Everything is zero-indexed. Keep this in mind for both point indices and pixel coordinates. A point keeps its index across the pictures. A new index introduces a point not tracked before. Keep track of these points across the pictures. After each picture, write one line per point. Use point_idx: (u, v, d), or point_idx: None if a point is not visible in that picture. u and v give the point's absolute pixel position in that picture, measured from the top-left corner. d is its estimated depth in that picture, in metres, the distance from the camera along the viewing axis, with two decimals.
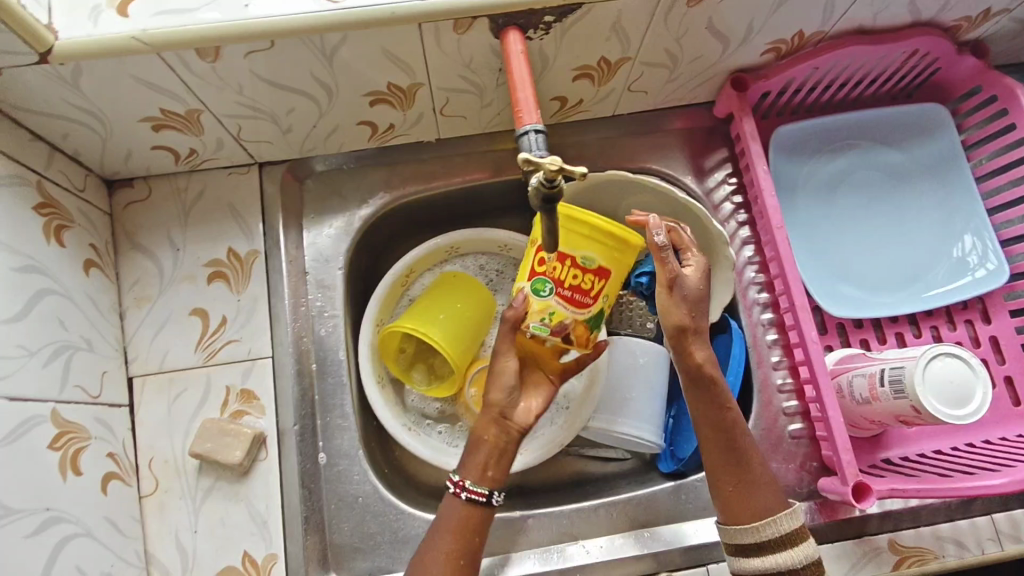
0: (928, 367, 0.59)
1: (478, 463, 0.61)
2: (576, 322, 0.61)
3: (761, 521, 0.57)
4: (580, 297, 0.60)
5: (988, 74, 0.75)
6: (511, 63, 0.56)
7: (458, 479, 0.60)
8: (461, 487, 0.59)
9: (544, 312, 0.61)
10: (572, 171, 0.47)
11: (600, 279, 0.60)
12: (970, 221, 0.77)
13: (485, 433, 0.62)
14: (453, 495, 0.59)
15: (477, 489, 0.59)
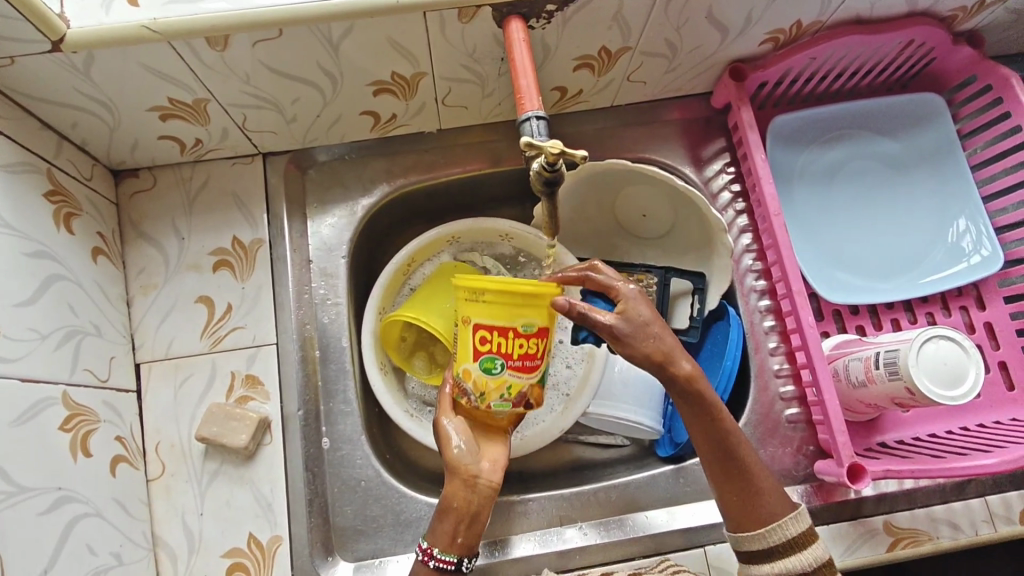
0: (922, 350, 0.60)
1: (447, 528, 0.60)
2: (532, 386, 0.58)
3: (769, 527, 0.58)
4: (530, 363, 0.56)
5: (984, 64, 0.75)
6: (513, 52, 0.57)
7: (426, 546, 0.59)
8: (429, 554, 0.58)
9: (502, 388, 0.57)
10: (573, 155, 0.48)
11: (544, 339, 0.57)
12: (964, 208, 0.78)
13: (454, 499, 0.61)
14: (420, 562, 0.58)
15: (446, 556, 0.58)
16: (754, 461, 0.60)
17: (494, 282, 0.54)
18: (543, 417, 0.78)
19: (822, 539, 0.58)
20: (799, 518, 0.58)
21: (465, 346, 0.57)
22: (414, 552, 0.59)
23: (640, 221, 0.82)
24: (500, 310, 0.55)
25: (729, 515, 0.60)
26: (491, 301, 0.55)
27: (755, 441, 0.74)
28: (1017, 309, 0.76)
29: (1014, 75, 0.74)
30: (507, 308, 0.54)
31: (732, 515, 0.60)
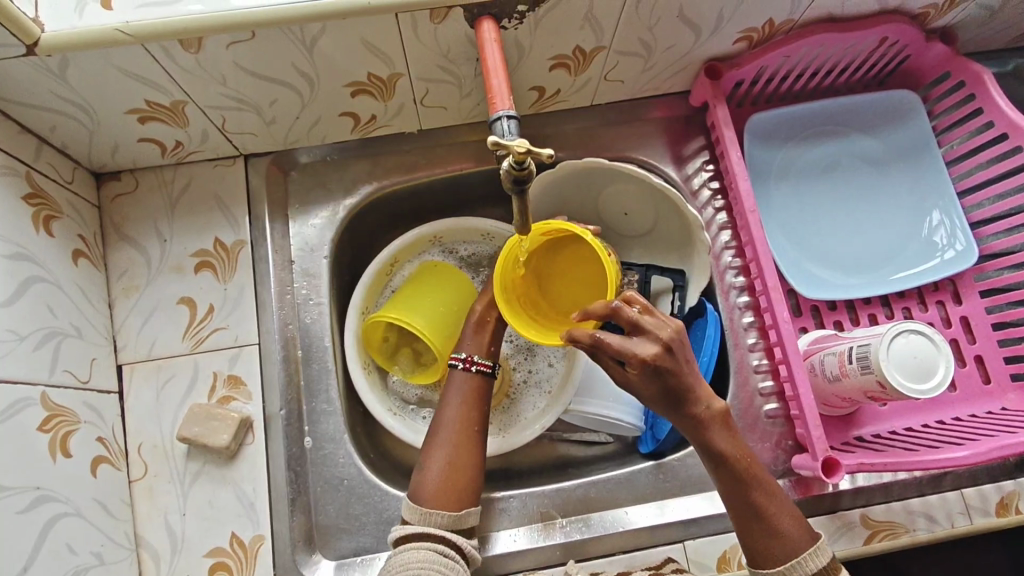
0: (893, 345, 0.61)
1: (481, 338, 0.70)
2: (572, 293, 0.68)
3: (790, 562, 0.56)
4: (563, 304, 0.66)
5: (957, 60, 0.76)
6: (484, 52, 0.58)
7: (466, 356, 0.69)
8: (470, 362, 0.68)
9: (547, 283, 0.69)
10: (540, 153, 0.48)
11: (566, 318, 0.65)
12: (939, 204, 0.79)
13: (487, 315, 0.72)
14: (463, 369, 0.68)
15: (484, 360, 0.69)
16: (774, 502, 0.58)
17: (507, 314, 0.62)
18: (527, 414, 0.79)
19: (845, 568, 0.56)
20: (819, 552, 0.56)
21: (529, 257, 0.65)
22: (454, 364, 0.68)
23: (621, 219, 0.83)
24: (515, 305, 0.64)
25: (751, 552, 0.58)
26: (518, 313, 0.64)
27: None
28: (992, 303, 0.77)
29: (985, 71, 0.75)
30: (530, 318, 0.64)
31: (757, 552, 0.58)
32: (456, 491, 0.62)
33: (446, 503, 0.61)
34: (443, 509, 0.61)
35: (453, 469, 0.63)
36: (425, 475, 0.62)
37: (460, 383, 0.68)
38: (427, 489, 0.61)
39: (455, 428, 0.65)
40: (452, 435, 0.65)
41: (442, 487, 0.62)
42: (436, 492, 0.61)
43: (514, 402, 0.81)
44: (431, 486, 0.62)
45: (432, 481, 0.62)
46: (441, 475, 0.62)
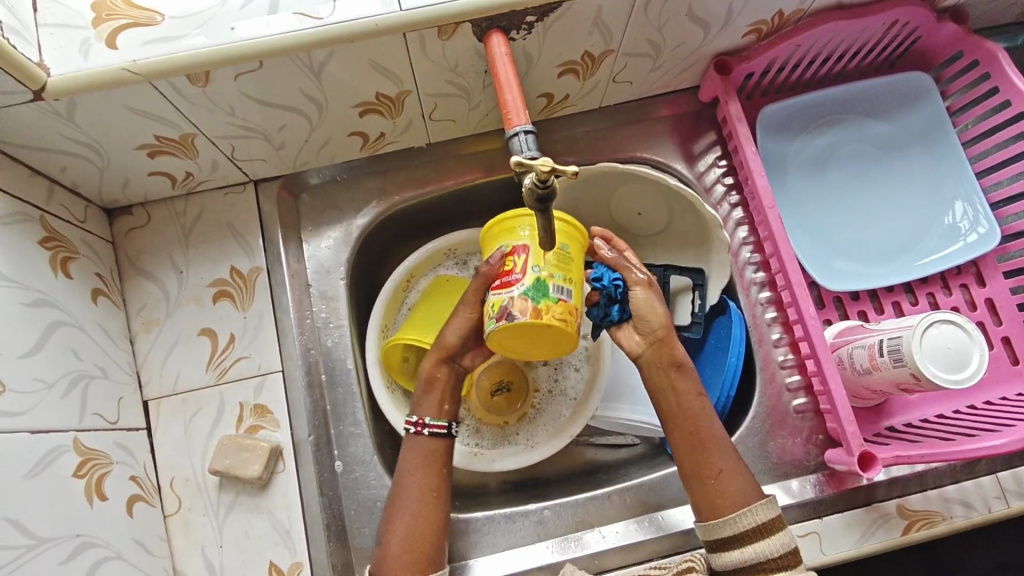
0: (925, 336, 0.61)
1: (434, 399, 0.67)
2: (515, 299, 0.56)
3: (738, 512, 0.59)
4: (507, 277, 0.58)
5: (969, 39, 0.75)
6: (495, 67, 0.57)
7: (416, 419, 0.66)
8: (421, 425, 0.65)
9: (489, 309, 0.59)
10: (564, 170, 0.48)
11: (523, 254, 0.58)
12: (959, 187, 0.78)
13: (436, 373, 0.67)
14: (415, 434, 0.65)
15: (437, 423, 0.66)
16: (725, 458, 0.62)
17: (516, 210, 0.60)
18: (553, 423, 0.79)
19: (790, 529, 0.58)
20: (767, 505, 0.59)
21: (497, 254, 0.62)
22: (407, 429, 0.65)
23: (636, 219, 0.83)
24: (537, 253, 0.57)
25: (694, 500, 0.62)
26: (499, 236, 0.61)
27: (764, 433, 0.74)
28: (1017, 284, 0.76)
29: (998, 49, 0.74)
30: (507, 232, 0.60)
31: (702, 493, 0.61)
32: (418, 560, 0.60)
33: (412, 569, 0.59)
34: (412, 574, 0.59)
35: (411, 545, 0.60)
36: (386, 544, 0.61)
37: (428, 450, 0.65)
38: (389, 561, 0.60)
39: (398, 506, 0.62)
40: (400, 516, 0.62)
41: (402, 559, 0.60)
42: (399, 560, 0.60)
43: (539, 412, 0.80)
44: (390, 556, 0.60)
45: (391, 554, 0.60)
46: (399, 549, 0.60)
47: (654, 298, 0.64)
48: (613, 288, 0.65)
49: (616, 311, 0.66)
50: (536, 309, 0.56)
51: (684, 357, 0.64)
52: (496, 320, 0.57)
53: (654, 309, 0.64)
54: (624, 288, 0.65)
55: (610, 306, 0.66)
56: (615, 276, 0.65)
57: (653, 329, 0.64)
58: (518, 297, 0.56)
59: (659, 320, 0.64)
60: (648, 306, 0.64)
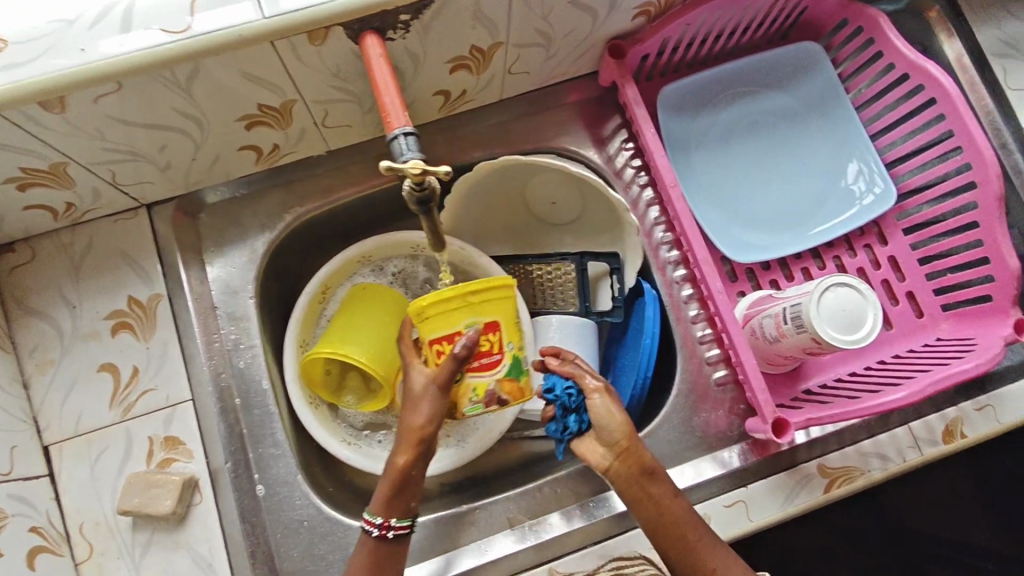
0: (822, 300, 0.62)
1: (403, 498, 0.61)
2: (500, 381, 0.59)
3: None
4: (486, 361, 0.58)
5: (852, 6, 0.77)
6: (371, 69, 0.56)
7: (382, 520, 0.61)
8: (386, 527, 0.61)
9: (470, 393, 0.59)
10: (436, 171, 0.48)
11: (492, 334, 0.58)
12: (854, 151, 0.80)
13: (412, 470, 0.61)
14: (379, 539, 0.60)
15: (402, 524, 0.61)
16: (716, 554, 0.60)
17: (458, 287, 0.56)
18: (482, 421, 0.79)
19: None
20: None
21: (435, 327, 0.57)
22: (369, 531, 0.60)
23: (551, 208, 0.83)
24: (509, 328, 0.59)
25: None
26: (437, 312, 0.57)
27: (688, 408, 0.75)
28: (917, 239, 0.79)
29: (881, 14, 0.75)
30: (451, 311, 0.57)
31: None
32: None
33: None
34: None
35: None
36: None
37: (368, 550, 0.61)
38: None
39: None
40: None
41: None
42: None
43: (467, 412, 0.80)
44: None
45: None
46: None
47: (613, 402, 0.63)
48: (568, 396, 0.65)
49: (574, 421, 0.65)
50: (520, 387, 0.60)
51: (655, 463, 0.62)
52: (481, 405, 0.59)
53: (618, 416, 0.62)
54: (578, 397, 0.65)
55: (567, 416, 0.66)
56: (568, 385, 0.66)
57: (614, 438, 0.62)
58: (504, 380, 0.59)
59: (621, 428, 0.62)
60: (607, 416, 0.62)
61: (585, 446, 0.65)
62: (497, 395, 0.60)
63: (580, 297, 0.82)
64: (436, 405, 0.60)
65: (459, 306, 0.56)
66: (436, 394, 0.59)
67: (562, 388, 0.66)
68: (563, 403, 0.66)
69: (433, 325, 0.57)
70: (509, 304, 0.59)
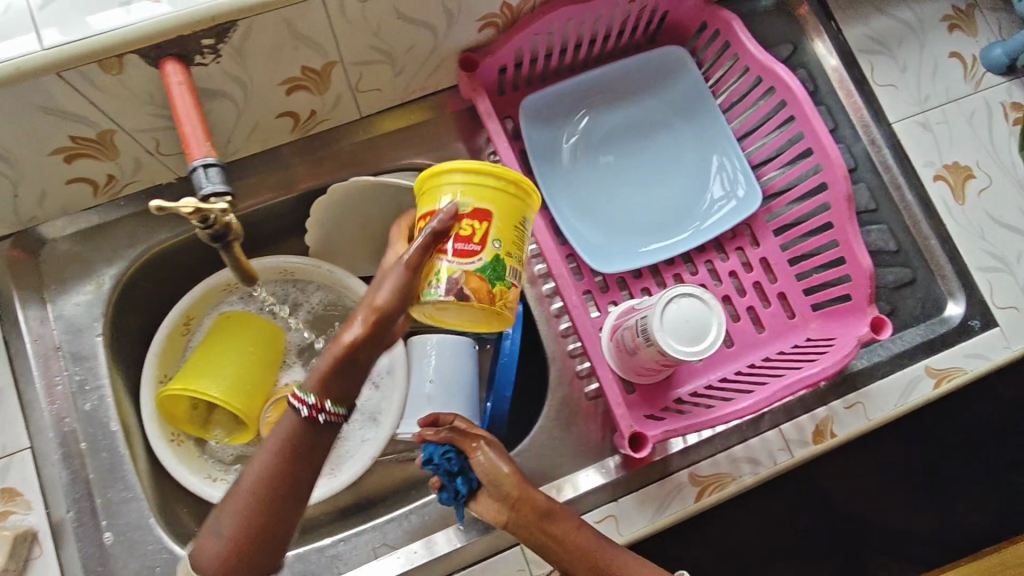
0: (666, 312, 0.61)
1: (346, 382, 0.52)
2: (468, 274, 0.51)
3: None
4: (461, 244, 0.51)
5: (708, 9, 0.76)
6: (173, 97, 0.53)
7: (316, 401, 0.51)
8: (317, 410, 0.51)
9: (431, 274, 0.51)
10: (210, 209, 0.46)
11: (477, 220, 0.51)
12: (722, 155, 0.80)
13: (358, 350, 0.51)
14: (307, 420, 0.51)
15: (335, 411, 0.52)
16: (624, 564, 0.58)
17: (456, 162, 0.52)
18: (355, 448, 0.78)
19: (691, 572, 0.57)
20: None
21: (423, 204, 0.54)
22: (296, 408, 0.51)
23: None
24: (501, 225, 0.52)
25: None
26: (428, 188, 0.54)
27: (562, 423, 0.75)
28: (785, 240, 0.79)
29: (734, 17, 0.75)
30: (435, 188, 0.53)
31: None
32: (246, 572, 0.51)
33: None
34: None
35: (252, 544, 0.51)
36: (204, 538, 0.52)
37: (289, 427, 0.51)
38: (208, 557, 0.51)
39: (241, 510, 0.50)
40: (245, 495, 0.51)
41: (221, 569, 0.51)
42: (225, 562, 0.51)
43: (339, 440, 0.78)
44: (210, 557, 0.51)
45: (210, 554, 0.51)
46: (218, 555, 0.51)
47: (495, 454, 0.62)
48: (446, 460, 0.64)
49: (461, 483, 0.64)
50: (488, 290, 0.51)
51: (550, 503, 0.60)
52: (438, 292, 0.51)
53: (504, 468, 0.61)
54: (457, 461, 0.64)
55: (454, 480, 0.65)
56: (445, 450, 0.64)
57: (504, 492, 0.61)
58: (471, 273, 0.51)
59: (508, 479, 0.61)
60: (492, 468, 0.61)
61: (481, 505, 0.63)
62: (460, 287, 0.51)
63: None
64: (399, 281, 0.51)
65: (446, 183, 0.53)
66: (403, 272, 0.50)
67: (439, 453, 0.64)
68: (444, 469, 0.65)
69: (422, 203, 0.54)
70: (507, 195, 0.52)
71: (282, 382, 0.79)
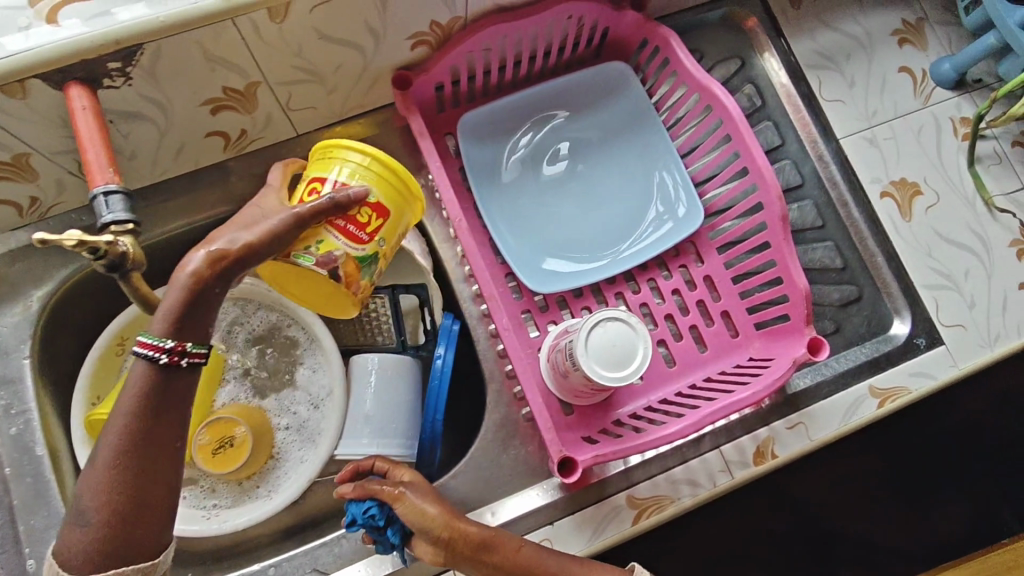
0: (590, 337, 0.61)
1: (206, 318, 0.53)
2: (347, 258, 0.60)
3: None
4: (354, 229, 0.59)
5: (648, 25, 0.75)
6: (76, 124, 0.52)
7: (175, 345, 0.50)
8: (179, 353, 0.51)
9: (313, 240, 0.58)
10: (97, 242, 0.47)
11: (377, 215, 0.60)
12: (665, 171, 0.79)
13: (214, 289, 0.53)
14: (168, 365, 0.50)
15: (198, 351, 0.52)
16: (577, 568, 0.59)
17: (380, 153, 0.59)
18: (295, 468, 0.76)
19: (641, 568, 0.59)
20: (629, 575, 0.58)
21: (321, 169, 0.60)
22: (154, 355, 0.50)
23: None
24: (391, 224, 0.61)
25: None
26: (331, 155, 0.60)
27: (500, 445, 0.73)
28: (729, 258, 0.78)
29: (672, 34, 0.74)
30: (342, 163, 0.59)
31: None
32: (128, 546, 0.50)
33: (121, 556, 0.49)
34: (122, 568, 0.49)
35: (123, 515, 0.49)
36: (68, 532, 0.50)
37: (144, 378, 0.50)
38: (79, 546, 0.49)
39: (104, 480, 0.49)
40: (105, 468, 0.49)
41: (92, 555, 0.49)
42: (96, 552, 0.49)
43: (279, 460, 0.77)
44: (80, 548, 0.49)
45: (81, 542, 0.49)
46: (88, 540, 0.49)
47: (416, 500, 0.60)
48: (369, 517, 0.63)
49: (392, 533, 0.63)
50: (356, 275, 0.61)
51: (484, 534, 0.59)
52: (314, 258, 0.59)
53: (429, 510, 0.59)
54: (382, 515, 0.63)
55: (384, 532, 0.64)
56: (366, 508, 0.63)
57: (435, 533, 0.59)
58: (350, 257, 0.60)
59: (436, 518, 0.59)
60: (420, 513, 0.59)
61: (417, 547, 0.62)
62: (336, 263, 0.59)
63: (395, 330, 0.80)
64: (274, 230, 0.55)
65: (355, 165, 0.59)
66: (282, 224, 0.55)
67: (360, 513, 0.63)
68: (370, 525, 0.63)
69: (322, 166, 0.60)
70: (378, 178, 0.59)
71: (221, 402, 0.78)
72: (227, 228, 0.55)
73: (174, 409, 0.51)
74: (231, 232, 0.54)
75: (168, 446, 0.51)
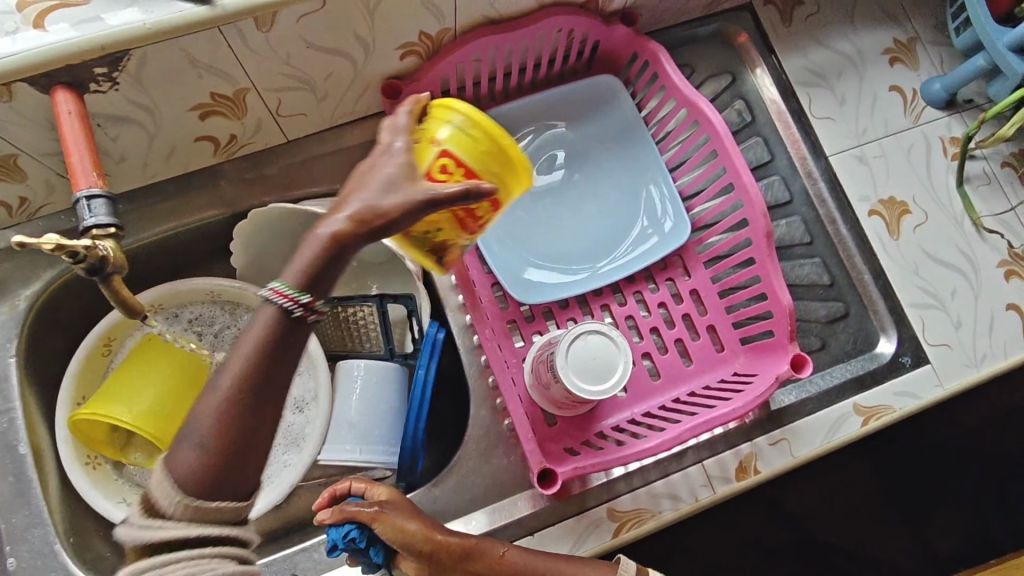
0: (570, 349, 0.62)
1: (332, 277, 0.50)
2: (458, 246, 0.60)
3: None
4: (470, 223, 0.58)
5: (638, 40, 0.75)
6: (61, 127, 0.53)
7: (309, 301, 0.48)
8: (309, 309, 0.49)
9: (433, 228, 0.58)
10: (74, 246, 0.49)
11: (491, 211, 0.58)
12: (654, 184, 0.80)
13: (340, 262, 0.49)
14: (298, 318, 0.48)
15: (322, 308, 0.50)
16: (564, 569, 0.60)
17: (510, 143, 0.55)
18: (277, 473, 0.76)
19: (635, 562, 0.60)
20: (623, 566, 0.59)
21: (453, 138, 0.54)
22: (290, 308, 0.48)
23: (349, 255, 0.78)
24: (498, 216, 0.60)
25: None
26: (469, 125, 0.54)
27: (481, 455, 0.73)
28: (715, 272, 0.78)
29: (661, 49, 0.74)
30: (475, 143, 0.54)
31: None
32: (226, 481, 0.48)
33: (228, 490, 0.48)
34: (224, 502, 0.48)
35: (235, 445, 0.48)
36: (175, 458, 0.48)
37: (271, 323, 0.48)
38: (184, 473, 0.47)
39: (220, 412, 0.48)
40: (226, 400, 0.48)
41: (196, 484, 0.47)
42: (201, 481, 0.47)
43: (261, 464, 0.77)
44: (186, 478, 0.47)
45: (190, 468, 0.47)
46: (197, 467, 0.47)
47: (397, 519, 0.58)
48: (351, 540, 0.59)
49: (375, 553, 0.60)
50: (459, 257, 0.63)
51: (466, 543, 0.59)
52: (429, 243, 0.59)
53: (409, 526, 0.58)
54: (363, 537, 0.59)
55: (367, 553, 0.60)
56: (347, 531, 0.59)
57: (418, 549, 0.58)
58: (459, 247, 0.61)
59: (418, 534, 0.58)
60: (401, 530, 0.58)
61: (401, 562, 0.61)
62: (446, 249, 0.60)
63: (383, 339, 0.80)
64: (410, 204, 0.49)
65: (487, 149, 0.55)
66: (420, 199, 0.49)
67: (340, 537, 0.59)
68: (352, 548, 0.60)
69: (452, 134, 0.54)
70: (485, 164, 0.55)
71: None
72: (359, 189, 0.50)
73: (293, 351, 0.50)
74: (367, 194, 0.49)
75: (279, 387, 0.50)
